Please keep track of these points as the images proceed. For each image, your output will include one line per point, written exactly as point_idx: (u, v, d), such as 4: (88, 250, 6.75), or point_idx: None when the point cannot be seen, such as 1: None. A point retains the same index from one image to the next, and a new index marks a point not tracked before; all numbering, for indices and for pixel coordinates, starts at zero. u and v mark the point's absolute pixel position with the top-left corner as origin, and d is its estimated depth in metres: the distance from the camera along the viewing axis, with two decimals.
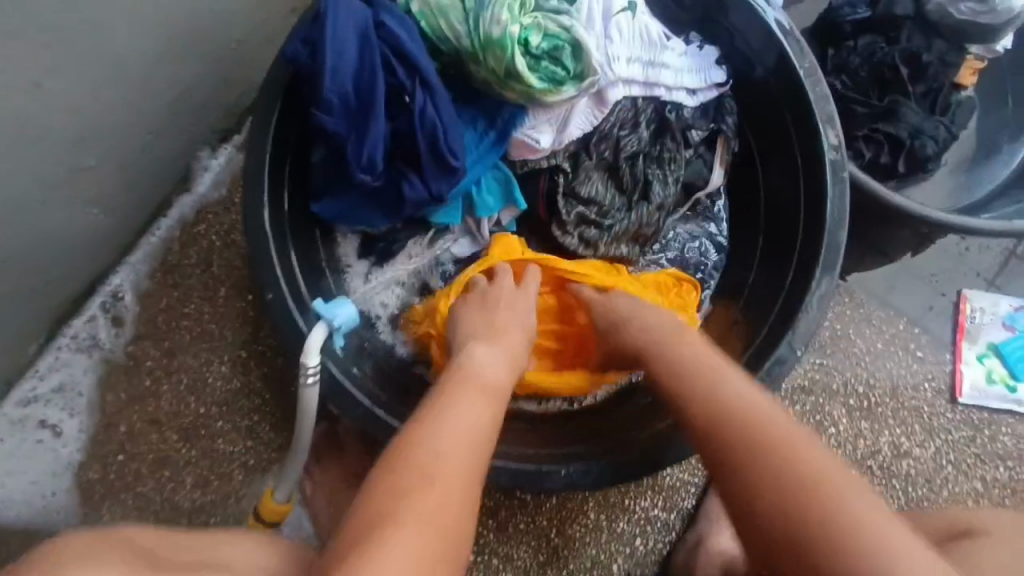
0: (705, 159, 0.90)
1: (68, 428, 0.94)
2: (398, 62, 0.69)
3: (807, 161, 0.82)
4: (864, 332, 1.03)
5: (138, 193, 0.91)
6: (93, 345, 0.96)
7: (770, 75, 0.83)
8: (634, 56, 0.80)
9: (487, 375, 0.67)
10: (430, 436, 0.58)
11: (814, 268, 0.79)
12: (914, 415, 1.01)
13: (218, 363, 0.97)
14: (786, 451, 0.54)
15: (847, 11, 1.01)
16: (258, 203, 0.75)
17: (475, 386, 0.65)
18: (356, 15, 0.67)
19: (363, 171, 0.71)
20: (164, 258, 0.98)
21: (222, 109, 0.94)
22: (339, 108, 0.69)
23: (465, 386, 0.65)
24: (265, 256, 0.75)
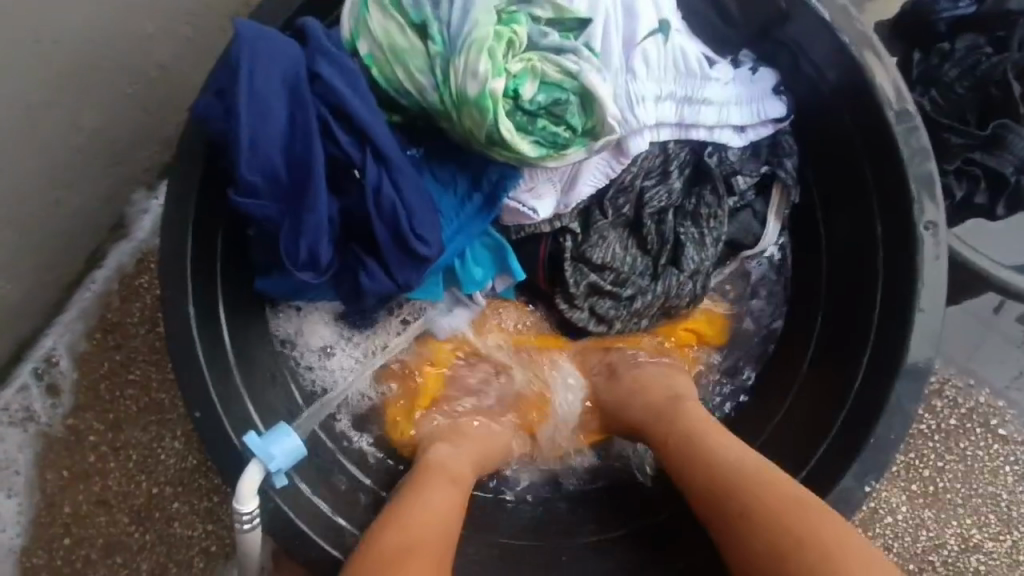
0: (755, 210, 0.71)
1: (6, 511, 0.83)
2: (340, 125, 0.51)
3: (891, 227, 0.63)
4: (936, 405, 0.85)
5: (59, 249, 0.76)
6: (28, 418, 0.83)
7: (846, 113, 0.63)
8: (665, 93, 0.60)
9: (449, 463, 0.63)
10: (397, 521, 0.54)
11: (895, 374, 0.61)
12: (990, 503, 0.84)
13: (171, 439, 0.84)
14: (796, 520, 0.51)
15: (946, 5, 0.79)
16: (180, 295, 0.60)
17: (440, 475, 0.60)
18: (280, 63, 0.49)
19: (300, 266, 0.53)
20: (102, 316, 0.84)
21: (155, 144, 0.77)
22: (266, 188, 0.51)
23: (427, 475, 0.61)
24: (192, 360, 0.60)
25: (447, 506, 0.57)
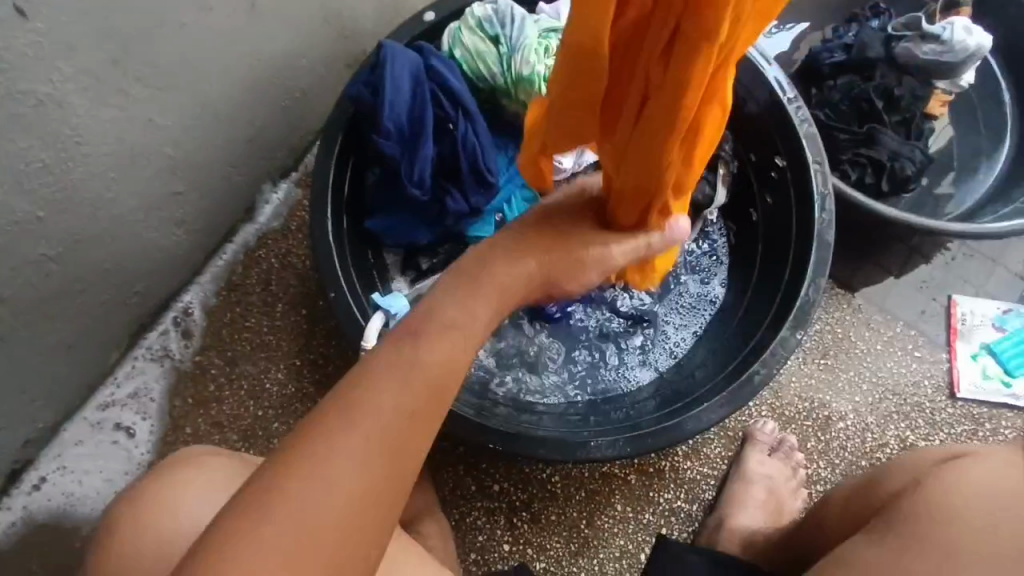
0: (709, 181, 1.03)
1: (140, 430, 1.05)
2: (444, 96, 0.84)
3: (795, 173, 0.92)
4: (864, 335, 1.11)
5: (214, 218, 1.04)
6: (165, 355, 1.07)
7: (760, 106, 0.95)
8: None
9: (463, 320, 0.58)
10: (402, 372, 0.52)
11: (807, 267, 0.87)
12: (917, 410, 1.07)
13: (275, 370, 1.08)
14: None
15: (825, 56, 1.16)
16: (323, 216, 0.86)
17: (439, 327, 0.56)
18: (410, 60, 0.82)
19: (414, 186, 0.84)
20: (229, 278, 1.11)
21: (285, 149, 1.09)
22: (395, 134, 0.82)
23: (422, 334, 0.55)
24: (327, 260, 0.86)
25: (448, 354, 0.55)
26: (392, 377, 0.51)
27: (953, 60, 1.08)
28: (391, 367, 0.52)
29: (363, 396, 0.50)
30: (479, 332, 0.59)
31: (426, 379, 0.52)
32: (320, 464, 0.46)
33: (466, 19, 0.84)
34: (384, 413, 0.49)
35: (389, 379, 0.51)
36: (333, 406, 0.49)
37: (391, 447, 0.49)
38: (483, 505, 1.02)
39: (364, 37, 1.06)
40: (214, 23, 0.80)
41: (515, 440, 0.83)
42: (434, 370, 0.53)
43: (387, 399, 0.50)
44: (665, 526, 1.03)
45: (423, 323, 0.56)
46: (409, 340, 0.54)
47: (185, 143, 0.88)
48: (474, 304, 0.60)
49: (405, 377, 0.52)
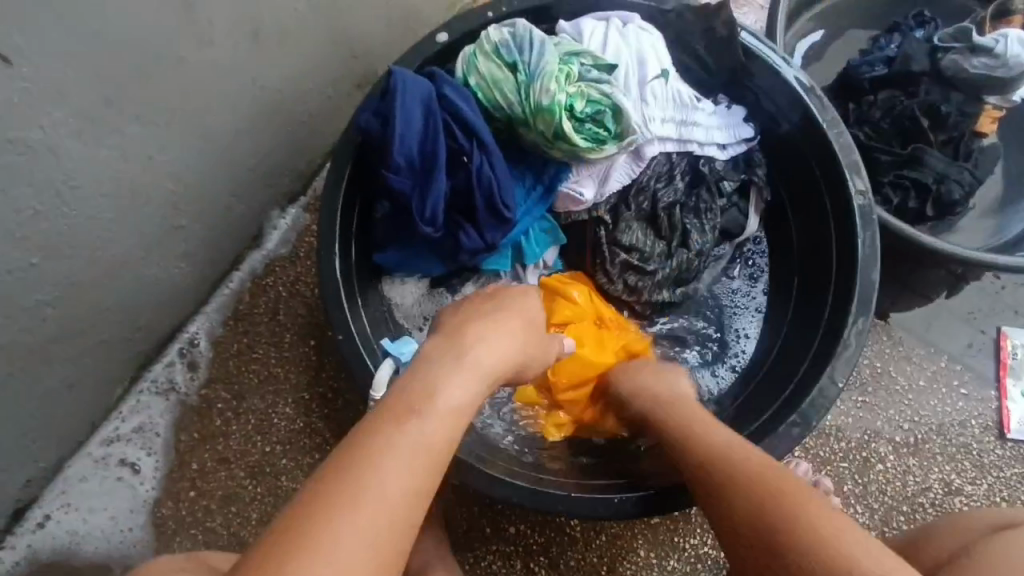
0: (740, 208, 0.96)
1: (146, 466, 1.01)
2: (458, 127, 0.78)
3: (835, 204, 0.86)
4: (905, 369, 1.04)
5: (218, 248, 1.00)
6: (170, 388, 1.04)
7: (797, 131, 0.89)
8: (668, 116, 0.87)
9: (455, 393, 0.55)
10: (395, 456, 0.48)
11: (850, 308, 0.81)
12: (963, 452, 1.00)
13: (283, 405, 1.04)
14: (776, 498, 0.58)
15: (865, 70, 1.09)
16: (330, 254, 0.82)
17: (429, 400, 0.54)
18: (421, 90, 0.76)
19: (426, 224, 0.79)
20: (236, 308, 1.07)
21: (292, 173, 1.04)
22: (405, 169, 0.77)
23: (411, 408, 0.52)
24: (335, 301, 0.81)
25: (440, 430, 0.52)
26: (382, 458, 0.48)
27: (1006, 74, 0.99)
28: (384, 449, 0.49)
29: (347, 482, 0.46)
30: (472, 403, 0.57)
31: (418, 455, 0.49)
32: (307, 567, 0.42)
33: (481, 43, 0.79)
34: (378, 498, 0.46)
35: (387, 460, 0.48)
36: (305, 506, 0.45)
37: (383, 537, 0.45)
38: (499, 549, 0.97)
39: (374, 56, 1.01)
40: (214, 54, 0.75)
41: (533, 494, 0.78)
42: (425, 444, 0.50)
43: (378, 483, 0.47)
44: (691, 573, 0.97)
45: (413, 395, 0.54)
46: (400, 414, 0.52)
47: (186, 177, 0.83)
48: (464, 375, 0.58)
49: (398, 458, 0.48)
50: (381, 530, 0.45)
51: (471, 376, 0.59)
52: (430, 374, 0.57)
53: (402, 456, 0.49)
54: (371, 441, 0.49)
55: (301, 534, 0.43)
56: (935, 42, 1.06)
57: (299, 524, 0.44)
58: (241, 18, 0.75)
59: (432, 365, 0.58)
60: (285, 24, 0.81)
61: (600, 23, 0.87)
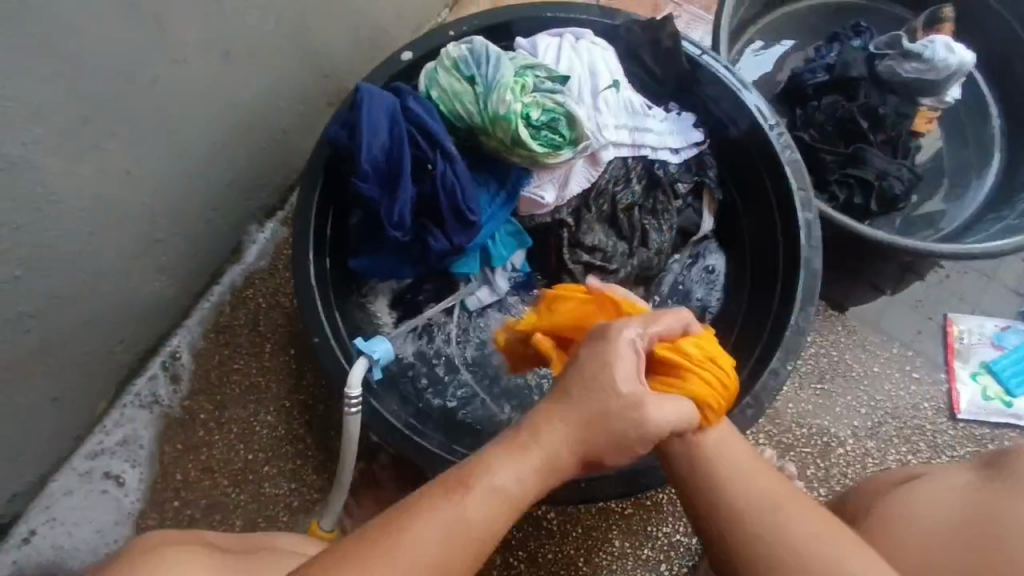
0: (695, 208, 1.02)
1: (130, 478, 1.04)
2: (422, 137, 0.83)
3: (781, 199, 0.91)
4: (860, 357, 1.09)
5: (198, 262, 1.04)
6: (153, 401, 1.07)
7: (743, 135, 0.95)
8: (621, 123, 0.93)
9: (509, 487, 0.56)
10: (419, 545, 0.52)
11: (796, 296, 0.86)
12: (918, 433, 1.05)
13: (265, 413, 1.07)
14: None
15: (808, 76, 1.16)
16: (305, 261, 0.86)
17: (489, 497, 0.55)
18: (386, 103, 0.82)
19: (394, 228, 0.83)
20: (217, 320, 1.10)
21: (269, 189, 1.09)
22: (374, 176, 0.82)
23: (454, 503, 0.54)
24: (311, 304, 0.85)
25: (489, 517, 0.55)
26: (384, 564, 0.50)
27: (936, 78, 1.08)
28: (406, 534, 0.52)
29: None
30: (523, 495, 0.57)
31: (450, 535, 0.53)
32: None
33: (442, 59, 0.84)
34: (394, 574, 0.50)
35: (412, 550, 0.51)
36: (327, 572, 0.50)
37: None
38: None
39: (344, 76, 1.07)
40: (188, 73, 0.80)
41: None
42: (427, 562, 0.51)
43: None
44: (664, 561, 1.00)
45: (447, 499, 0.54)
46: (428, 515, 0.53)
47: (163, 192, 0.87)
48: (516, 475, 0.56)
49: (423, 537, 0.52)
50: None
51: (523, 463, 0.57)
52: (480, 484, 0.55)
53: (403, 571, 0.50)
54: (405, 531, 0.52)
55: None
56: (870, 50, 1.14)
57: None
58: (214, 41, 0.80)
59: (486, 470, 0.56)
60: (256, 46, 0.86)
61: (554, 39, 0.93)
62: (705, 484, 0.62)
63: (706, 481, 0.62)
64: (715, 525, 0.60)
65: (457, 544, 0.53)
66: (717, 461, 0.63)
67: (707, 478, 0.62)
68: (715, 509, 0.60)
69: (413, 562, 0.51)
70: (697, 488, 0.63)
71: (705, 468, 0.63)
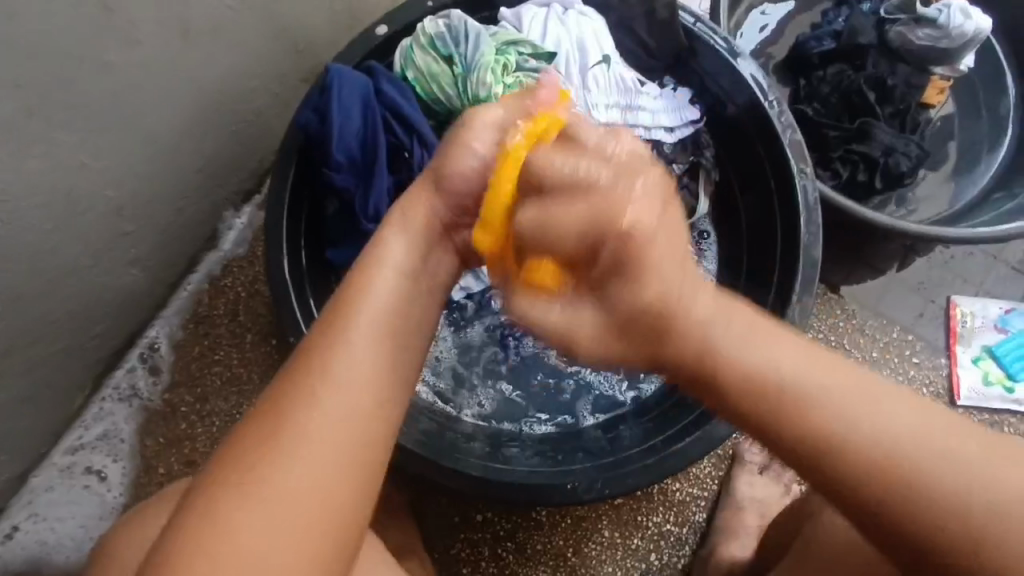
0: (689, 189, 0.97)
1: (112, 472, 1.02)
2: (396, 121, 0.78)
3: (780, 183, 0.86)
4: (858, 342, 1.06)
5: (172, 252, 0.99)
6: (133, 395, 1.04)
7: (742, 112, 0.89)
8: (612, 103, 0.87)
9: (410, 259, 0.58)
10: (348, 348, 0.53)
11: (792, 287, 0.82)
12: None
13: (248, 405, 1.04)
14: None
15: (813, 45, 1.10)
16: (279, 255, 0.82)
17: (392, 272, 0.56)
18: (358, 85, 0.76)
19: (370, 222, 0.79)
20: (195, 310, 1.07)
21: (243, 174, 1.03)
22: (347, 166, 0.77)
23: (365, 298, 0.55)
24: (286, 302, 0.81)
25: (401, 298, 0.56)
26: (329, 375, 0.51)
27: (949, 45, 1.01)
28: (335, 346, 0.52)
29: (299, 404, 0.51)
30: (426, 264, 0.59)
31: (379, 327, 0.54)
32: (271, 473, 0.49)
33: (417, 36, 0.78)
34: (341, 389, 0.51)
35: (344, 355, 0.52)
36: (268, 417, 0.51)
37: (343, 453, 0.50)
38: (467, 536, 0.99)
39: (319, 50, 1.00)
40: (142, 56, 0.74)
41: (486, 477, 0.79)
42: (367, 375, 0.52)
43: (321, 417, 0.50)
44: (654, 550, 0.99)
45: (346, 310, 0.54)
46: (345, 320, 0.54)
47: (124, 182, 0.82)
48: (407, 242, 0.58)
49: (351, 339, 0.53)
50: (332, 463, 0.50)
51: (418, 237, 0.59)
52: (371, 283, 0.56)
53: (349, 389, 0.52)
54: (328, 352, 0.52)
55: (260, 458, 0.49)
56: (881, 14, 1.07)
57: (265, 429, 0.51)
58: (170, 20, 0.74)
59: (371, 268, 0.56)
60: (218, 23, 0.80)
61: (541, 10, 0.86)
62: (805, 423, 0.47)
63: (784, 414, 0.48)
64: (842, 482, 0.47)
65: (381, 346, 0.54)
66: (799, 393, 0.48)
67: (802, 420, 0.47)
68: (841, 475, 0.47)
69: (349, 374, 0.52)
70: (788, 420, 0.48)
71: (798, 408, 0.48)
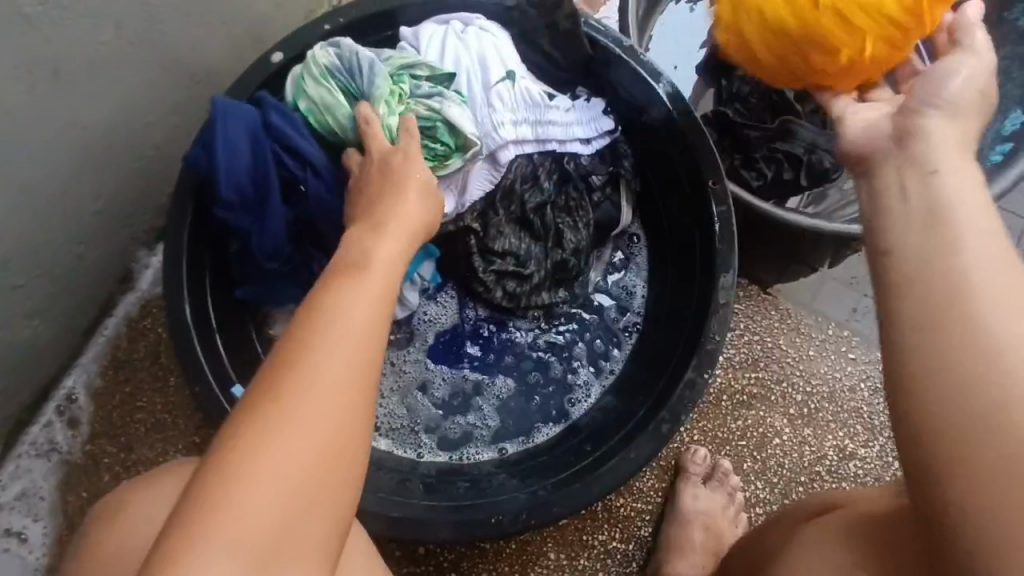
0: (613, 201, 0.95)
1: (33, 533, 0.97)
2: (285, 153, 0.75)
3: (696, 191, 0.85)
4: (795, 341, 1.05)
5: (79, 298, 0.95)
6: (51, 449, 0.99)
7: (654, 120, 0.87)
8: (520, 117, 0.84)
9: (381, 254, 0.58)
10: (332, 326, 0.50)
11: (713, 294, 0.80)
12: (855, 416, 1.02)
13: (175, 451, 1.00)
14: None
15: None
16: (179, 298, 0.78)
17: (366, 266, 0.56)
18: (244, 117, 0.73)
19: (268, 257, 0.77)
20: (114, 355, 1.03)
21: (152, 212, 1.00)
22: (238, 203, 0.74)
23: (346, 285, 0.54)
24: (188, 348, 0.78)
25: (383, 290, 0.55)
26: (312, 356, 0.48)
27: None
28: (319, 325, 0.50)
29: (285, 387, 0.47)
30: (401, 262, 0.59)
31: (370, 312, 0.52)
32: (247, 460, 0.45)
33: (308, 66, 0.75)
34: (332, 368, 0.48)
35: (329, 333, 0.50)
36: (252, 407, 0.47)
37: (334, 432, 0.47)
38: (409, 570, 0.96)
39: (222, 79, 0.96)
40: (7, 102, 0.70)
41: (411, 517, 0.76)
42: (334, 403, 0.47)
43: (292, 438, 0.46)
44: (601, 569, 0.97)
45: (335, 292, 0.53)
46: (331, 300, 0.52)
47: (8, 232, 0.78)
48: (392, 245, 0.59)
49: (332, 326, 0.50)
50: (311, 450, 0.46)
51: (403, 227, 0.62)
52: (346, 298, 0.52)
53: (315, 415, 0.47)
54: (315, 332, 0.50)
55: (222, 485, 0.44)
56: None
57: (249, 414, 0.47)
58: (36, 63, 0.70)
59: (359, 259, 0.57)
60: (95, 61, 0.76)
61: (440, 27, 0.84)
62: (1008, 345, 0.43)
63: (942, 360, 0.45)
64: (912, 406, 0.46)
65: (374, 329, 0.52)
66: (974, 339, 0.44)
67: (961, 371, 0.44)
68: (914, 410, 0.45)
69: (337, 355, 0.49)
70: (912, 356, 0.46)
71: (955, 369, 0.44)
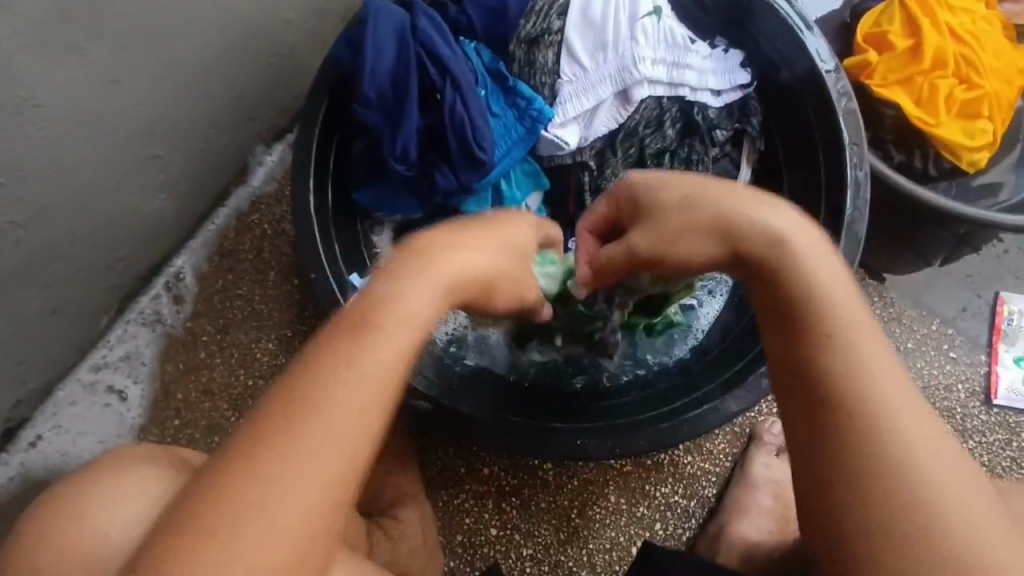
0: (732, 158, 0.92)
1: (132, 393, 1.04)
2: (429, 60, 0.76)
3: (828, 152, 0.82)
4: (894, 331, 1.02)
5: (202, 181, 1.00)
6: (156, 320, 1.05)
7: (794, 77, 0.84)
8: (659, 57, 0.83)
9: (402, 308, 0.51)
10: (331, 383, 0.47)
11: None
12: (946, 415, 0.99)
13: (266, 341, 1.05)
14: None
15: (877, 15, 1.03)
16: (305, 189, 0.81)
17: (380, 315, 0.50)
18: (396, 20, 0.75)
19: (397, 162, 0.78)
20: (221, 243, 1.07)
21: (276, 110, 1.03)
22: (377, 103, 0.76)
23: (369, 317, 0.50)
24: (308, 238, 0.81)
25: (394, 347, 0.50)
26: (308, 414, 0.46)
27: None
28: (310, 390, 0.47)
29: (280, 443, 0.46)
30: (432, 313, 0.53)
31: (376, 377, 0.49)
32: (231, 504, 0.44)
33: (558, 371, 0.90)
34: (328, 436, 0.46)
35: (326, 392, 0.47)
36: (250, 457, 0.46)
37: (309, 500, 0.45)
38: (472, 488, 0.99)
39: None
40: None
41: (500, 425, 0.79)
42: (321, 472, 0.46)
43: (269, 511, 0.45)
44: (659, 520, 0.98)
45: (337, 347, 0.49)
46: (336, 347, 0.49)
47: (155, 101, 0.82)
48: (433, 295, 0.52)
49: (337, 392, 0.47)
50: (290, 520, 0.45)
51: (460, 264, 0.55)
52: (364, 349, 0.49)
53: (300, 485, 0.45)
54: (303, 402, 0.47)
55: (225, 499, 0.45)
56: None
57: (234, 467, 0.46)
58: None
59: (367, 311, 0.50)
60: None
61: None
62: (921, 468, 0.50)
63: (854, 445, 0.51)
64: (824, 493, 0.52)
65: (371, 393, 0.48)
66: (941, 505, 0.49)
67: (896, 465, 0.50)
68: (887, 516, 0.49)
69: (316, 432, 0.46)
70: (841, 443, 0.52)
71: (886, 461, 0.50)
